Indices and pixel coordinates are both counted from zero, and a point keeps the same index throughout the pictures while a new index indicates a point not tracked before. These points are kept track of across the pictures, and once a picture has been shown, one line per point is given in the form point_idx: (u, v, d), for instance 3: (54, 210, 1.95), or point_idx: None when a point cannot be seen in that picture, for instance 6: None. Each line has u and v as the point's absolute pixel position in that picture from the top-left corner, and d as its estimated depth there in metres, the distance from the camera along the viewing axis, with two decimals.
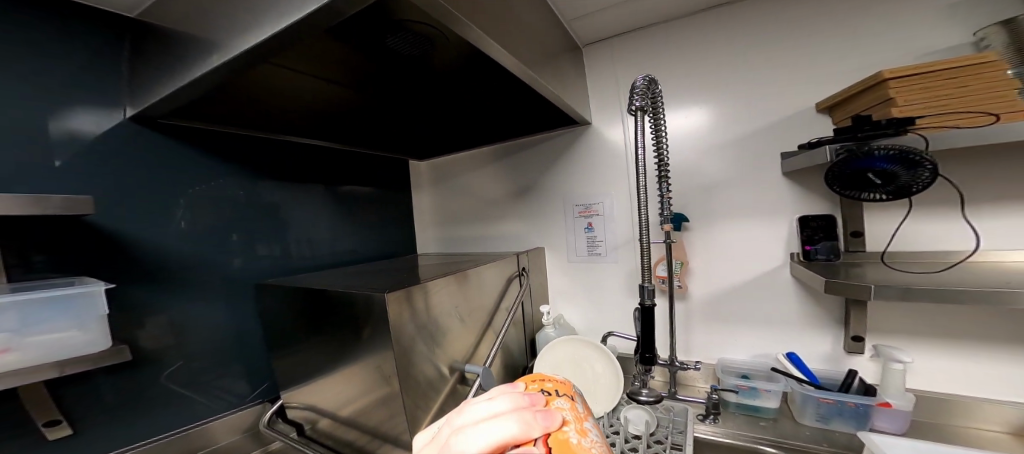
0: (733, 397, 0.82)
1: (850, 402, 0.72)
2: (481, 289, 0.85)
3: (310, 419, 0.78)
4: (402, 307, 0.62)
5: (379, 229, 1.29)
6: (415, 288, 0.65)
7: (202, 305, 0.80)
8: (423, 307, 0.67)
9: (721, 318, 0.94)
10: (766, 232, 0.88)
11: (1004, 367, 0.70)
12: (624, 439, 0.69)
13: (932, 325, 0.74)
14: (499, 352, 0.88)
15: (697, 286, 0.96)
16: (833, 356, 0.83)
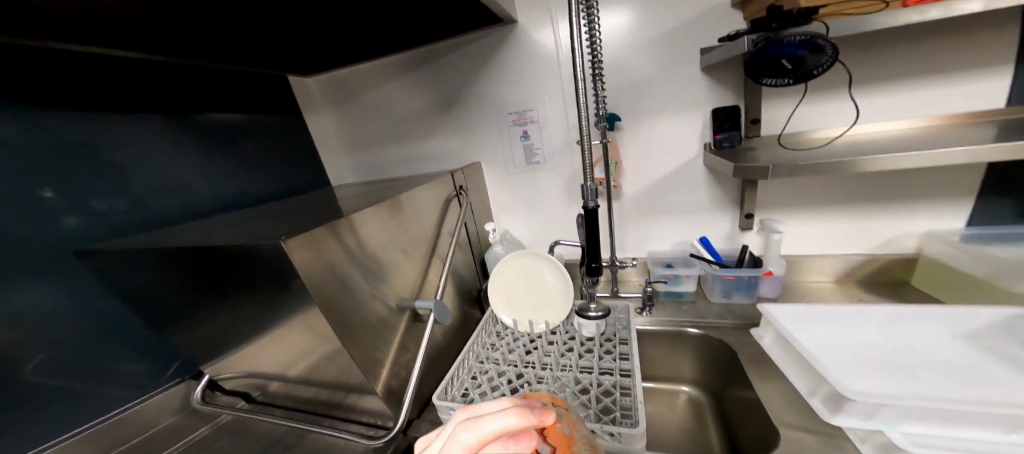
0: (663, 287, 0.96)
1: (745, 275, 0.87)
2: (418, 216, 0.78)
3: (252, 384, 0.71)
4: (333, 250, 0.54)
5: (272, 163, 1.04)
6: (341, 227, 0.56)
7: (33, 297, 0.60)
8: (350, 247, 0.57)
9: (649, 213, 1.03)
10: (691, 129, 0.91)
11: (841, 223, 0.91)
12: (580, 343, 0.77)
13: (801, 198, 0.91)
14: (450, 278, 0.86)
15: (631, 186, 1.01)
16: (730, 234, 0.98)
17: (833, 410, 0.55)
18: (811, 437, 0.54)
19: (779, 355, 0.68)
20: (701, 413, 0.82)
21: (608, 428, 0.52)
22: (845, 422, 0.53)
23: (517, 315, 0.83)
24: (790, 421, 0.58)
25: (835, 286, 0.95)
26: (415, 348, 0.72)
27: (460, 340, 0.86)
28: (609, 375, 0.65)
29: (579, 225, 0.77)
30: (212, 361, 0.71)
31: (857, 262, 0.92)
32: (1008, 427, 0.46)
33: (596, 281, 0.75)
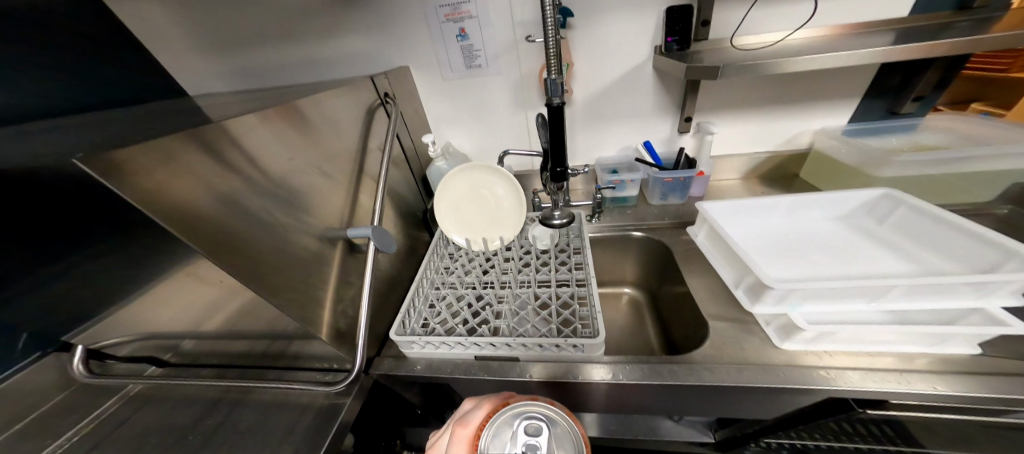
0: (610, 194, 0.95)
1: (681, 177, 0.89)
2: (332, 130, 0.62)
3: (157, 346, 0.58)
4: (217, 174, 0.40)
5: (59, 52, 0.69)
6: (226, 154, 0.41)
7: None
8: (234, 170, 0.42)
9: (598, 119, 0.96)
10: (644, 23, 0.80)
11: (759, 124, 0.92)
12: (536, 256, 0.75)
13: (735, 99, 0.88)
14: (388, 198, 0.74)
15: (580, 89, 0.92)
16: (668, 138, 0.97)
17: (753, 300, 0.60)
18: (737, 326, 0.64)
19: (710, 251, 0.71)
20: (641, 309, 0.93)
21: (572, 343, 0.54)
22: (761, 310, 0.59)
23: (470, 234, 0.77)
24: (721, 314, 0.66)
25: (740, 183, 1.00)
26: (360, 283, 0.64)
27: (410, 267, 0.79)
28: (566, 287, 0.66)
29: (540, 126, 0.63)
30: (77, 328, 0.56)
31: (761, 160, 0.96)
32: (871, 298, 0.54)
33: (561, 188, 0.68)
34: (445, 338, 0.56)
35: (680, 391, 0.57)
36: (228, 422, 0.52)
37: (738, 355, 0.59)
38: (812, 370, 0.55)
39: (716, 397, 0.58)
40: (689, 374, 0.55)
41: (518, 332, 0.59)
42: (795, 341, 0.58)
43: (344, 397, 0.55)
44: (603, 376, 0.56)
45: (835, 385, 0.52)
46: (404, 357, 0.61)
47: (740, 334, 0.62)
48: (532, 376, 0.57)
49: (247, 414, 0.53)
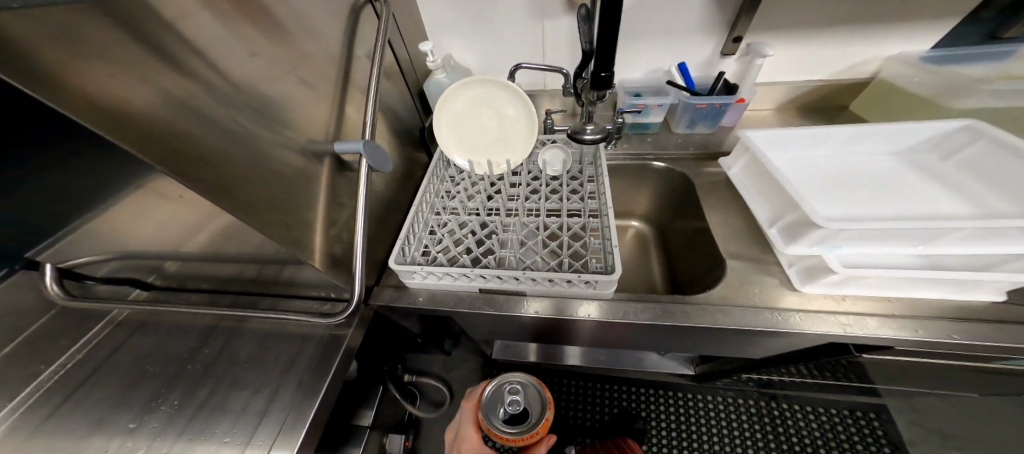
0: (630, 119, 0.84)
1: (717, 103, 0.78)
2: (309, 23, 0.50)
3: (138, 267, 0.52)
4: (164, 76, 0.31)
5: None
6: (170, 47, 0.31)
7: None
8: (183, 65, 0.32)
9: (628, 34, 0.80)
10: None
11: (818, 44, 0.78)
12: (545, 183, 0.68)
13: (804, 13, 0.73)
14: (381, 115, 0.64)
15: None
16: (708, 61, 0.83)
17: (787, 241, 0.54)
18: (752, 267, 0.58)
19: (744, 184, 0.64)
20: (644, 241, 0.88)
21: (585, 279, 0.49)
22: (794, 253, 0.52)
23: (472, 155, 0.69)
24: (737, 252, 0.61)
25: (773, 114, 0.90)
26: (348, 205, 0.57)
27: (407, 194, 0.73)
28: (578, 218, 0.60)
29: (579, 20, 0.46)
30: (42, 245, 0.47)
31: (807, 89, 0.85)
32: (922, 240, 0.48)
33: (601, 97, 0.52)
34: (447, 269, 0.51)
35: (685, 331, 0.54)
36: (227, 353, 0.50)
37: (750, 298, 0.54)
38: (828, 316, 0.50)
39: (724, 337, 0.56)
40: (701, 316, 0.52)
41: (525, 264, 0.54)
42: (817, 283, 0.52)
43: (344, 329, 0.52)
44: (594, 314, 0.53)
45: (849, 332, 0.49)
46: (405, 288, 0.58)
47: (756, 274, 0.57)
48: (535, 311, 0.54)
49: (248, 341, 0.51)
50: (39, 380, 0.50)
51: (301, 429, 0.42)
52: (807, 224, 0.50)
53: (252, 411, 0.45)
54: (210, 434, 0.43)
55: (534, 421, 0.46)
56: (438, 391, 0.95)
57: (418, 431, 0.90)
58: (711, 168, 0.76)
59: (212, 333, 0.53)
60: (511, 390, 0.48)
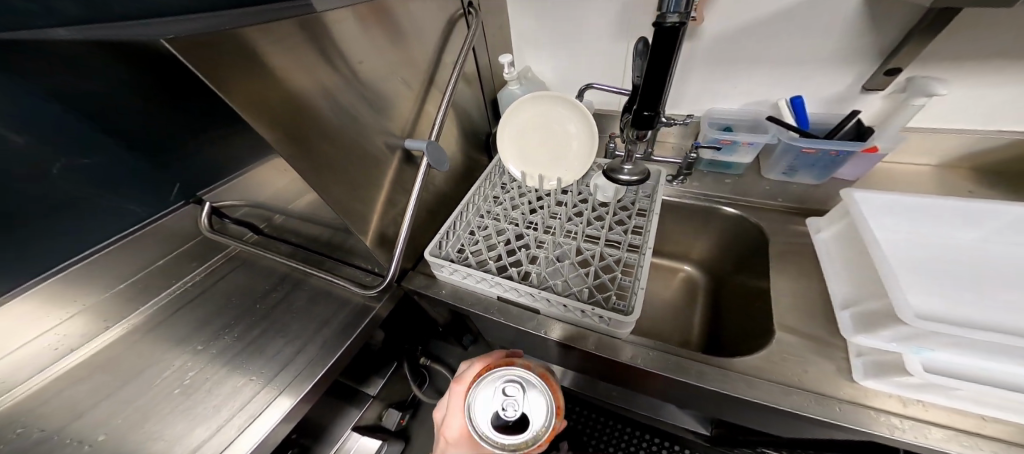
0: (709, 155, 0.74)
1: (834, 150, 0.63)
2: (411, 34, 0.58)
3: (258, 215, 0.72)
4: (321, 70, 0.43)
5: None
6: (297, 54, 0.40)
7: None
8: (298, 67, 0.40)
9: (730, 61, 0.72)
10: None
11: (1016, 88, 0.59)
12: (591, 208, 0.65)
13: (1001, 47, 0.55)
14: (451, 114, 0.70)
15: (716, 19, 0.67)
16: (842, 96, 0.68)
17: (857, 330, 0.45)
18: (812, 346, 0.48)
19: (832, 253, 0.54)
20: (694, 291, 0.79)
21: (598, 313, 0.47)
22: (863, 343, 0.43)
23: (526, 167, 0.70)
24: (795, 327, 0.51)
25: (922, 170, 0.71)
26: (408, 195, 0.64)
27: (460, 192, 0.78)
28: (614, 249, 0.57)
29: (635, 54, 0.47)
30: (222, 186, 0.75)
31: (995, 144, 0.64)
32: None
33: (640, 138, 0.53)
34: (472, 270, 0.54)
35: (700, 393, 0.48)
36: (288, 300, 0.63)
37: (789, 376, 0.46)
38: (879, 413, 0.41)
39: (749, 413, 0.48)
40: (722, 382, 0.46)
41: (546, 284, 0.54)
42: (887, 381, 0.41)
43: (375, 302, 0.60)
44: (601, 348, 0.51)
45: (898, 438, 0.39)
46: (435, 279, 0.64)
47: (814, 356, 0.47)
48: (547, 333, 0.54)
49: (304, 294, 0.63)
50: (171, 289, 0.68)
51: (308, 383, 0.50)
52: (886, 316, 0.41)
53: (282, 357, 0.54)
54: (251, 364, 0.54)
55: (540, 427, 0.39)
56: (447, 382, 0.95)
57: (416, 412, 0.90)
58: (800, 224, 0.64)
59: (285, 279, 0.67)
60: (504, 392, 0.40)
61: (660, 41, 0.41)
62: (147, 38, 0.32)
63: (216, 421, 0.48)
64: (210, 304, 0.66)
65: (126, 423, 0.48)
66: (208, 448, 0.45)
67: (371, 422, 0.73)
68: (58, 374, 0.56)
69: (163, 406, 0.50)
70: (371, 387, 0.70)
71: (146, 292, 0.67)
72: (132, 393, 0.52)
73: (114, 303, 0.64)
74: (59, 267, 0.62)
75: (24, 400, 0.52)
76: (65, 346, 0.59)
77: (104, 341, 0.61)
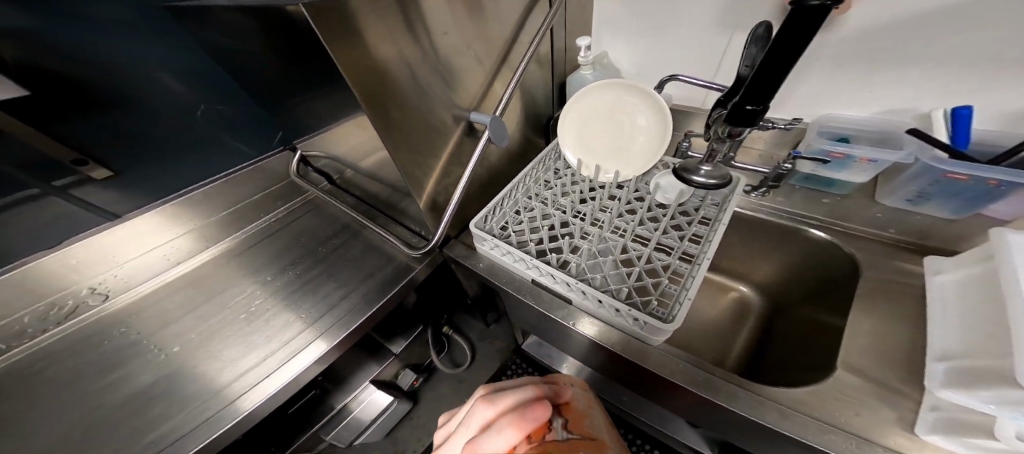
0: (809, 168, 0.61)
1: (993, 179, 0.46)
2: (494, 9, 0.59)
3: (333, 167, 0.79)
4: (407, 37, 0.46)
5: None
6: (387, 21, 0.43)
7: (159, 44, 0.63)
8: (388, 33, 0.43)
9: (873, 62, 0.56)
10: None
11: None
12: (647, 208, 0.60)
13: None
14: (518, 95, 0.70)
15: (871, 6, 0.52)
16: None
17: (946, 384, 0.37)
18: (878, 392, 0.41)
19: (945, 304, 0.43)
20: (745, 315, 0.70)
21: (634, 315, 0.44)
22: (949, 398, 0.36)
23: (584, 157, 0.67)
24: (862, 368, 0.43)
25: None
26: (462, 167, 0.67)
27: (514, 172, 0.79)
28: (665, 255, 0.52)
29: (751, 40, 0.41)
30: (304, 137, 0.78)
31: None
32: None
33: (733, 136, 0.47)
34: (511, 248, 0.55)
35: (724, 413, 0.44)
36: (344, 247, 0.73)
37: (835, 416, 0.40)
38: None
39: (778, 447, 0.43)
40: (751, 407, 0.41)
41: (584, 276, 0.51)
42: (953, 440, 0.34)
43: (416, 264, 0.66)
44: (627, 350, 0.49)
45: None
46: (474, 251, 0.66)
47: (877, 405, 0.40)
48: (574, 324, 0.52)
49: (354, 249, 0.72)
50: (257, 223, 0.81)
51: (339, 335, 0.56)
52: (996, 376, 0.33)
53: (327, 303, 0.62)
54: (298, 306, 0.62)
55: None
56: (463, 356, 0.98)
57: (430, 377, 0.94)
58: (910, 263, 0.52)
59: (344, 229, 0.77)
60: None
61: (792, 25, 0.34)
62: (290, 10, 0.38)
63: (265, 351, 0.56)
64: (282, 242, 0.76)
65: (198, 337, 0.60)
66: (249, 377, 0.53)
67: (387, 379, 0.80)
68: (163, 281, 0.71)
69: (228, 328, 0.61)
70: (393, 346, 0.76)
71: (240, 222, 0.80)
72: (212, 310, 0.64)
73: (216, 227, 0.78)
74: (187, 189, 0.77)
75: (131, 303, 0.67)
76: (173, 258, 0.74)
77: (199, 261, 0.74)
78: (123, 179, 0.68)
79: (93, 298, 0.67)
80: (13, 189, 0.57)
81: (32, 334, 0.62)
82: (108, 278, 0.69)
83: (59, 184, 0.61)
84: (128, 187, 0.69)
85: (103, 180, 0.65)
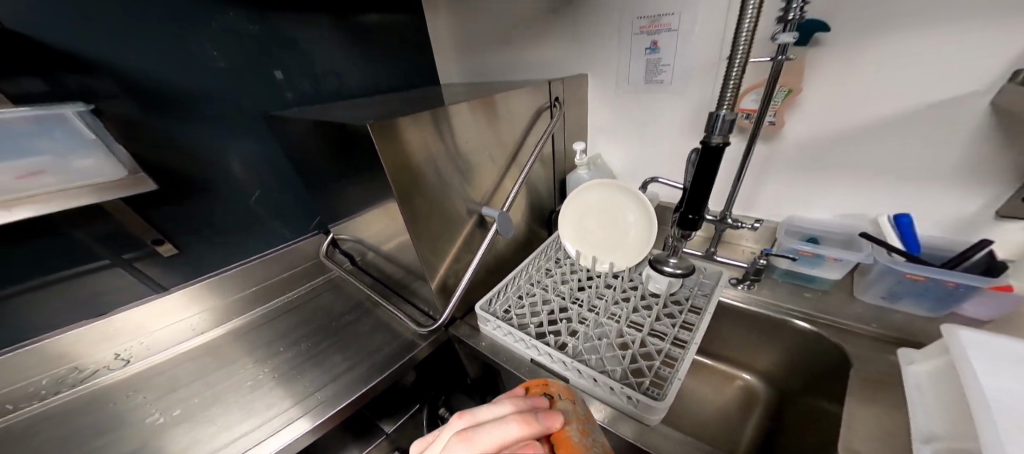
0: (784, 264, 0.68)
1: (950, 281, 0.52)
2: (507, 122, 0.72)
3: (357, 248, 0.87)
4: (433, 146, 0.58)
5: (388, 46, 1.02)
6: (419, 135, 0.55)
7: (232, 142, 0.78)
8: (422, 144, 0.56)
9: (818, 169, 0.66)
10: (966, 39, 0.48)
11: None
12: (640, 297, 0.65)
13: None
14: (523, 191, 0.81)
15: (798, 125, 0.64)
16: (968, 221, 0.57)
17: None
18: None
19: (920, 389, 0.45)
20: (751, 407, 0.69)
21: (627, 393, 0.46)
22: None
23: (582, 248, 0.75)
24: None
25: None
26: (472, 254, 0.74)
27: (518, 255, 0.86)
28: (657, 339, 0.56)
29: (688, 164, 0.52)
30: (336, 222, 0.89)
31: None
32: None
33: (685, 236, 0.56)
34: (512, 329, 0.59)
35: None
36: (357, 322, 0.77)
37: None
38: None
39: None
40: None
41: (581, 357, 0.54)
42: None
43: (421, 341, 0.69)
44: (628, 435, 0.49)
45: None
46: (478, 332, 0.69)
47: None
48: None
49: (366, 324, 0.76)
50: (281, 299, 0.87)
51: (334, 408, 0.57)
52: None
53: (329, 375, 0.64)
54: (303, 376, 0.64)
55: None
56: None
57: None
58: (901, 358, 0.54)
59: (358, 306, 0.81)
60: None
61: (703, 157, 0.47)
62: (353, 124, 0.53)
63: (259, 419, 0.57)
64: (299, 316, 0.81)
65: (201, 404, 0.61)
66: (239, 444, 0.53)
67: None
68: (178, 352, 0.73)
69: (230, 396, 0.62)
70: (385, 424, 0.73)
71: (263, 299, 0.86)
72: (218, 379, 0.66)
73: (241, 303, 0.83)
74: (222, 266, 0.84)
75: (143, 371, 0.69)
76: (197, 329, 0.78)
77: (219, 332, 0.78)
78: (181, 255, 0.76)
79: (113, 364, 0.70)
80: (77, 260, 0.65)
81: (43, 396, 0.64)
82: (133, 345, 0.72)
83: (126, 256, 0.69)
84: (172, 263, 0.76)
85: (166, 256, 0.75)
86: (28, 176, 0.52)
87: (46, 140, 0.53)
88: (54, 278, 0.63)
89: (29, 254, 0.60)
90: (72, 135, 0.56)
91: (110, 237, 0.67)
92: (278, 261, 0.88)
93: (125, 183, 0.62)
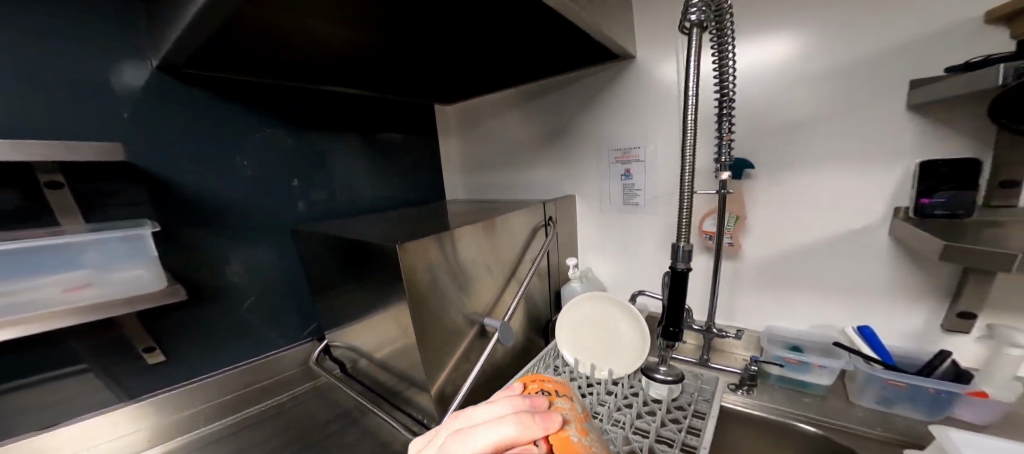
0: (776, 370, 0.70)
1: (929, 387, 0.55)
2: (508, 238, 0.84)
3: (349, 355, 0.86)
4: (444, 257, 0.67)
5: (406, 173, 1.23)
6: (436, 250, 0.65)
7: (255, 247, 0.86)
8: (437, 254, 0.65)
9: (780, 282, 0.75)
10: (849, 183, 0.65)
11: None
12: (642, 402, 0.64)
13: None
14: (522, 301, 0.87)
15: (750, 246, 0.77)
16: (921, 333, 0.64)
17: None
18: None
19: None
20: None
21: None
22: None
23: (580, 355, 0.77)
24: None
25: None
26: (470, 362, 0.74)
27: (514, 363, 0.85)
28: (667, 446, 0.53)
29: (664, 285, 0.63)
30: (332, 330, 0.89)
31: None
32: None
33: (670, 347, 0.63)
34: None
35: None
36: (338, 436, 0.70)
37: None
38: None
39: None
40: None
41: None
42: None
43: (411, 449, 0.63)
44: None
45: None
46: None
47: None
48: None
49: (349, 436, 0.70)
50: (248, 410, 0.82)
51: None
52: None
53: None
54: None
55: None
56: None
57: None
58: None
59: (344, 415, 0.77)
60: None
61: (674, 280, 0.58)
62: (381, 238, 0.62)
63: None
64: (267, 431, 0.75)
65: None
66: None
67: None
68: None
69: None
70: None
71: (228, 410, 0.81)
72: None
73: (203, 414, 0.78)
74: (202, 374, 0.79)
75: None
76: (149, 441, 0.71)
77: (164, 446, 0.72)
78: (164, 360, 0.74)
79: None
80: (60, 363, 0.62)
81: None
82: None
83: (106, 361, 0.67)
84: (154, 369, 0.73)
85: (151, 365, 0.72)
86: (74, 289, 0.57)
87: (98, 256, 0.59)
88: (17, 384, 0.59)
89: (12, 355, 0.58)
90: (131, 250, 0.62)
91: (105, 338, 0.66)
92: (258, 370, 0.86)
93: (159, 293, 0.65)
